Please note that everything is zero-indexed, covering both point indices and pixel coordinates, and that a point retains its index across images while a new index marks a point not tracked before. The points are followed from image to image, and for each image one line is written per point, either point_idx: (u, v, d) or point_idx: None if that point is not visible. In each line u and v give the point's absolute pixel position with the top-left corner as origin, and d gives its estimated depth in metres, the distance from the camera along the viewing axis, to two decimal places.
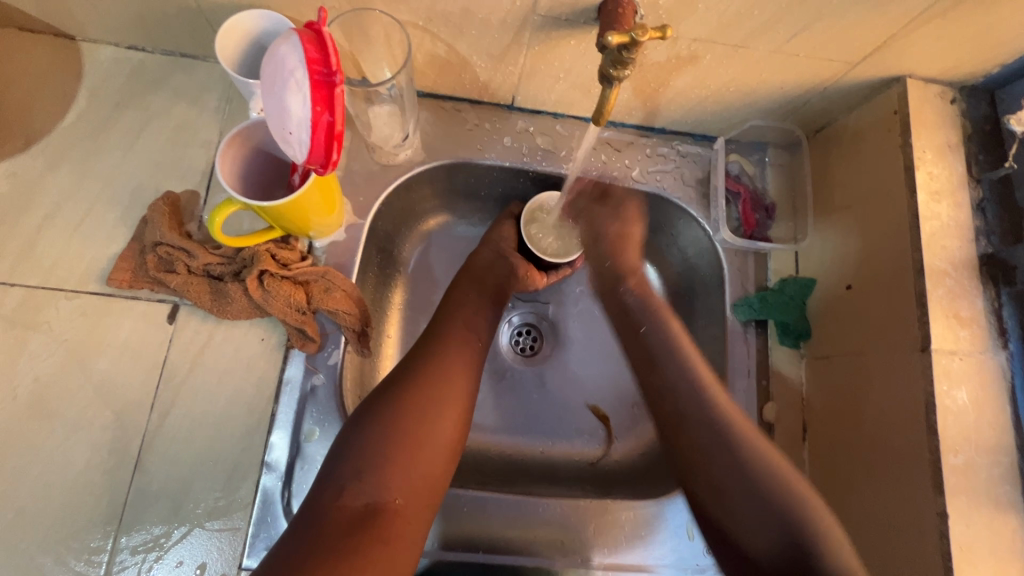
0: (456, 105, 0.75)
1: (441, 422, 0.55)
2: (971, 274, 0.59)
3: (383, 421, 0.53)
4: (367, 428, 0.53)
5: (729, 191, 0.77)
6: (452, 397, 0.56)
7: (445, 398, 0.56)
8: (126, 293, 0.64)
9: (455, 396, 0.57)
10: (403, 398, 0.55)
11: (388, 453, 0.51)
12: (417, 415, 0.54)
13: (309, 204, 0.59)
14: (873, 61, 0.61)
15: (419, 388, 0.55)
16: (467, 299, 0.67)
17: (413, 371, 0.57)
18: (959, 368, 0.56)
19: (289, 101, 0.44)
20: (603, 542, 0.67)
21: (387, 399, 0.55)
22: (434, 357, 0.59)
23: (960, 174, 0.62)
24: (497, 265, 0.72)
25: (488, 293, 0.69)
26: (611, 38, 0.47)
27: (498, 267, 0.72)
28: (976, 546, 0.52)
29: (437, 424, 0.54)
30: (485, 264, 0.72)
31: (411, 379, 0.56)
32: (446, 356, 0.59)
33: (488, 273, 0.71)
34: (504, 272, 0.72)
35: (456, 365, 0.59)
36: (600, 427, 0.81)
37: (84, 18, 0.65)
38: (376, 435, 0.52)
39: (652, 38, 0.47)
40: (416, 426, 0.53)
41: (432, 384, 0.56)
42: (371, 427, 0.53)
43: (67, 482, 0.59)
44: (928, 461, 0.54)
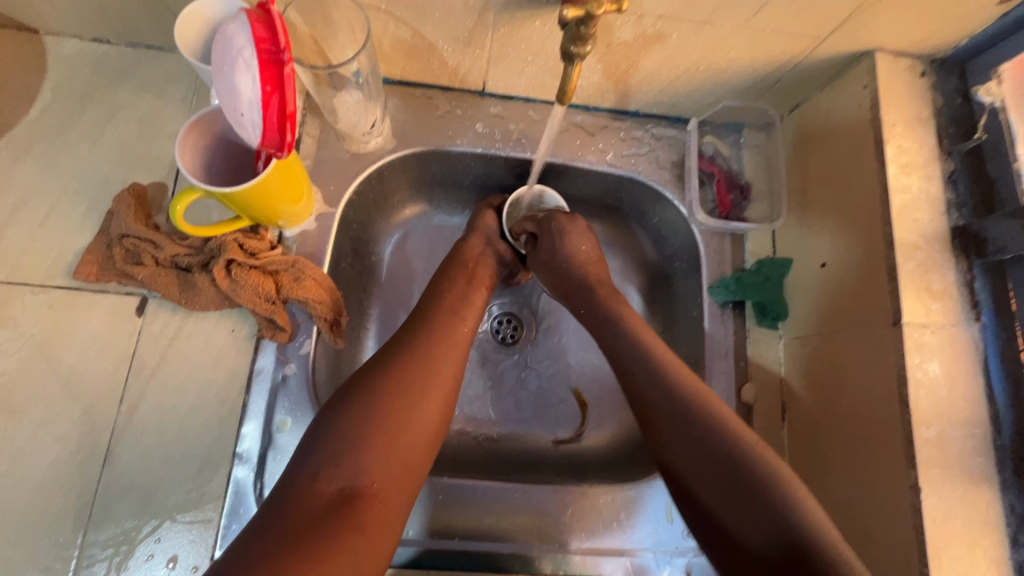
0: (427, 93, 0.75)
1: (425, 409, 0.53)
2: (942, 247, 0.59)
3: (363, 405, 0.51)
4: (348, 412, 0.51)
5: (703, 172, 0.77)
6: (438, 384, 0.55)
7: (430, 384, 0.55)
8: (94, 286, 0.64)
9: (439, 382, 0.55)
10: (387, 383, 0.53)
11: (368, 437, 0.50)
12: (401, 401, 0.52)
13: (274, 192, 0.59)
14: (841, 36, 0.61)
15: (404, 374, 0.54)
16: (455, 287, 0.66)
17: (397, 357, 0.56)
18: (931, 341, 0.55)
19: (238, 81, 0.43)
20: (581, 526, 0.66)
21: (369, 382, 0.53)
22: (421, 343, 0.58)
23: (930, 148, 0.61)
24: (482, 253, 0.72)
25: (474, 280, 0.68)
26: (566, 11, 0.47)
27: (485, 254, 0.72)
28: (949, 518, 0.52)
29: (422, 411, 0.53)
30: (473, 251, 0.71)
31: (395, 364, 0.55)
32: (432, 343, 0.58)
33: (474, 260, 0.71)
34: (488, 261, 0.72)
35: (443, 353, 0.58)
36: (579, 413, 0.80)
37: (45, 10, 0.64)
38: (356, 419, 0.50)
39: (608, 11, 0.47)
40: (399, 410, 0.52)
41: (417, 369, 0.55)
42: (350, 411, 0.51)
43: (35, 478, 0.58)
44: (900, 434, 0.54)
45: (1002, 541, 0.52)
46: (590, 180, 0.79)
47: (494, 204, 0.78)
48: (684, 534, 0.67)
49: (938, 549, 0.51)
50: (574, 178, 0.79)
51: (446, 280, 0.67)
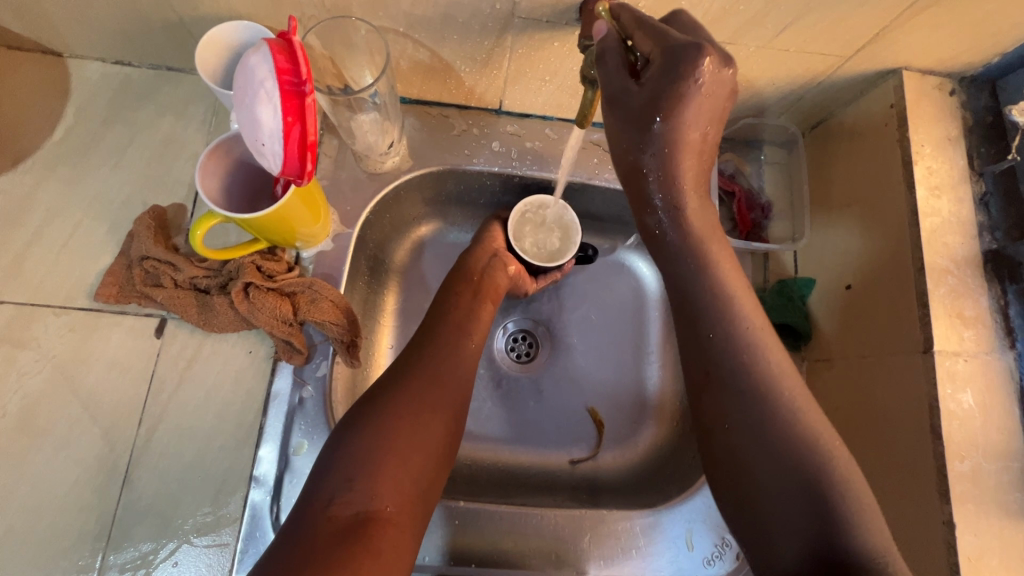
0: (443, 111, 0.75)
1: (435, 426, 0.53)
2: (975, 271, 0.57)
3: (374, 426, 0.51)
4: (359, 434, 0.50)
5: (723, 190, 0.75)
6: (445, 400, 0.55)
7: (440, 401, 0.54)
8: (113, 308, 0.64)
9: (446, 399, 0.55)
10: (397, 404, 0.52)
11: (381, 456, 0.49)
12: (411, 418, 0.52)
13: (292, 216, 0.59)
14: (867, 54, 0.60)
15: (413, 393, 0.53)
16: (462, 300, 0.65)
17: (406, 375, 0.55)
18: (964, 370, 0.54)
19: (259, 112, 0.43)
20: (599, 553, 0.65)
21: (379, 403, 0.53)
22: (428, 360, 0.57)
23: (961, 168, 0.60)
24: (487, 264, 0.70)
25: (479, 293, 0.67)
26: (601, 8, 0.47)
27: (490, 267, 0.70)
28: (986, 556, 0.50)
29: (432, 429, 0.53)
30: (478, 263, 0.69)
31: (402, 383, 0.54)
32: (439, 359, 0.58)
33: (479, 273, 0.69)
34: (495, 271, 0.70)
35: (449, 368, 0.57)
36: (595, 433, 0.79)
37: (69, 35, 0.65)
38: (368, 439, 0.50)
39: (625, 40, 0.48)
40: (409, 430, 0.51)
41: (425, 387, 0.54)
42: (363, 432, 0.50)
43: (55, 501, 0.59)
44: (932, 467, 0.52)
45: None
46: (607, 198, 0.78)
47: (503, 217, 0.77)
48: (705, 562, 0.65)
49: None
50: (591, 196, 0.79)
51: (456, 293, 0.66)
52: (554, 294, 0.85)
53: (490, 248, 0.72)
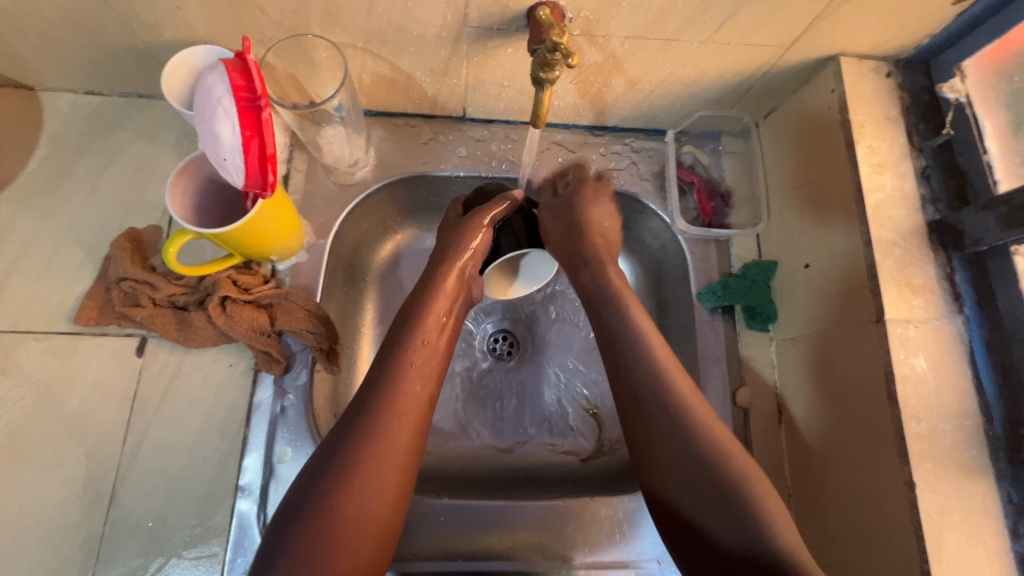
0: (409, 121, 0.77)
1: (379, 495, 0.49)
2: (920, 242, 0.59)
3: (317, 510, 0.47)
4: (300, 527, 0.46)
5: (683, 181, 0.78)
6: (391, 479, 0.50)
7: (389, 460, 0.50)
8: (93, 330, 0.65)
9: (395, 463, 0.51)
10: (338, 492, 0.48)
11: (329, 542, 0.46)
12: (352, 509, 0.47)
13: (263, 229, 0.61)
14: (803, 43, 0.63)
15: (358, 458, 0.49)
16: (421, 341, 0.58)
17: (344, 448, 0.50)
18: (915, 336, 0.56)
19: (219, 129, 0.45)
20: (584, 540, 0.66)
21: (317, 492, 0.47)
22: (371, 427, 0.51)
23: (901, 145, 0.63)
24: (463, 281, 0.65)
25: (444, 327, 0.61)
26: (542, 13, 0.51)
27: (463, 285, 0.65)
28: (947, 513, 0.52)
29: (375, 514, 0.48)
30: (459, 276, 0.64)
31: (341, 467, 0.49)
32: (383, 424, 0.51)
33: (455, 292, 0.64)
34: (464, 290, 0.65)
35: (399, 430, 0.52)
36: (586, 423, 0.82)
37: (39, 68, 0.67)
38: (310, 527, 0.46)
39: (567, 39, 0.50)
40: (349, 521, 0.47)
41: (371, 466, 0.49)
42: (307, 519, 0.46)
43: (41, 523, 0.59)
44: (891, 429, 0.54)
45: (1004, 535, 0.52)
46: None
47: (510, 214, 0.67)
48: None
49: (936, 546, 0.51)
50: None
51: (404, 332, 0.59)
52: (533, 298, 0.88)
53: (455, 267, 0.63)
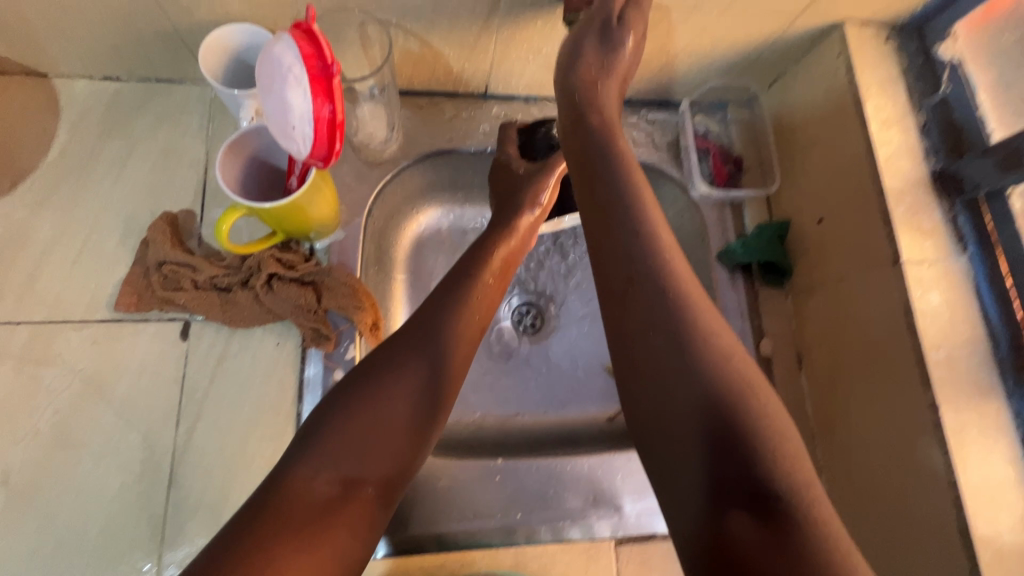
0: (432, 100, 0.79)
1: (414, 400, 0.51)
2: (925, 190, 0.65)
3: (359, 401, 0.50)
4: (346, 416, 0.49)
5: (699, 148, 0.81)
6: (435, 396, 0.53)
7: (428, 369, 0.53)
8: (134, 316, 0.65)
9: (431, 372, 0.53)
10: (386, 394, 0.51)
11: (366, 434, 0.49)
12: (390, 407, 0.50)
13: (310, 204, 0.62)
14: (811, 11, 0.67)
15: (402, 361, 0.53)
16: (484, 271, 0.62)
17: (398, 357, 0.53)
18: (928, 274, 0.62)
19: (290, 97, 0.46)
20: (631, 489, 0.70)
21: (364, 388, 0.51)
22: (428, 342, 0.54)
23: (903, 104, 0.68)
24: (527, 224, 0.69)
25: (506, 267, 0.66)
26: None
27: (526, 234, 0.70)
28: (967, 429, 0.58)
29: (416, 424, 0.51)
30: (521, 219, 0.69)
31: (387, 367, 0.52)
32: (438, 342, 0.55)
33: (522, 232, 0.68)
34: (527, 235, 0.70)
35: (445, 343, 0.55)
36: (616, 387, 0.86)
37: (57, 52, 0.66)
38: (348, 415, 0.49)
39: None
40: (392, 422, 0.50)
41: (413, 372, 0.52)
42: (348, 407, 0.50)
43: (100, 509, 0.59)
44: (914, 359, 0.60)
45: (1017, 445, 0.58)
46: None
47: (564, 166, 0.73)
48: None
49: (961, 457, 0.56)
50: None
51: (471, 264, 0.63)
52: (543, 267, 0.91)
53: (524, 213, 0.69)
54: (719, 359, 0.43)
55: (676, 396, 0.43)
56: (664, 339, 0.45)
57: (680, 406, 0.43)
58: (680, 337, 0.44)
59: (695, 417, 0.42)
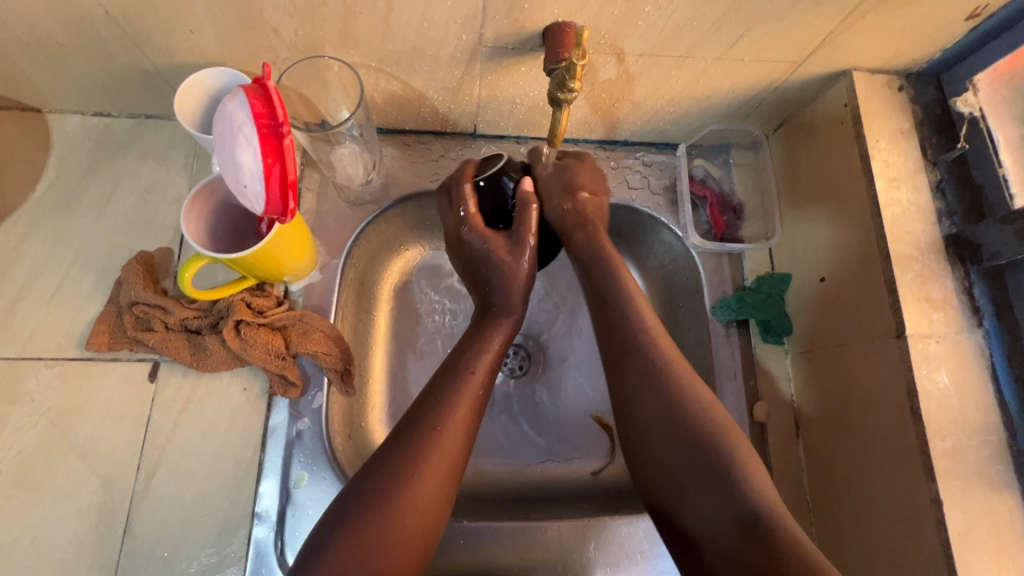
0: (419, 139, 0.77)
1: (426, 503, 0.50)
2: (937, 256, 0.60)
3: (373, 508, 0.48)
4: (349, 535, 0.47)
5: (695, 195, 0.78)
6: (437, 500, 0.50)
7: (438, 468, 0.51)
8: (105, 356, 0.64)
9: (441, 471, 0.51)
10: (387, 505, 0.48)
11: (379, 543, 0.47)
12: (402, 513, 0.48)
13: (279, 251, 0.60)
14: (816, 59, 0.63)
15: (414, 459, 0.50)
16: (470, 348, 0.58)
17: (403, 455, 0.51)
18: (937, 351, 0.56)
19: (240, 156, 0.45)
20: (605, 561, 0.67)
21: (365, 502, 0.48)
22: (429, 445, 0.51)
23: (915, 159, 0.63)
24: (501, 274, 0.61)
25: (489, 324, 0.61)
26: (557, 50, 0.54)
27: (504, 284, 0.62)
28: (974, 530, 0.52)
29: (418, 532, 0.49)
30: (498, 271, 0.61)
31: (396, 469, 0.50)
32: (444, 437, 0.52)
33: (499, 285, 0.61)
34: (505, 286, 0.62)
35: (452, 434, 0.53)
36: (604, 438, 0.80)
37: (47, 90, 0.66)
38: (361, 523, 0.47)
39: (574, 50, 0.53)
40: (399, 532, 0.48)
41: (422, 475, 0.50)
42: (360, 514, 0.48)
43: (55, 555, 0.58)
44: (916, 447, 0.54)
45: None
46: None
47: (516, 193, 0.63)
48: None
49: (965, 563, 0.51)
50: None
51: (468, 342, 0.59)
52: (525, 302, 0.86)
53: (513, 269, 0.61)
54: (705, 422, 0.52)
55: (670, 446, 0.52)
56: (656, 407, 0.53)
57: (668, 454, 0.52)
58: (668, 398, 0.53)
59: (685, 458, 0.51)
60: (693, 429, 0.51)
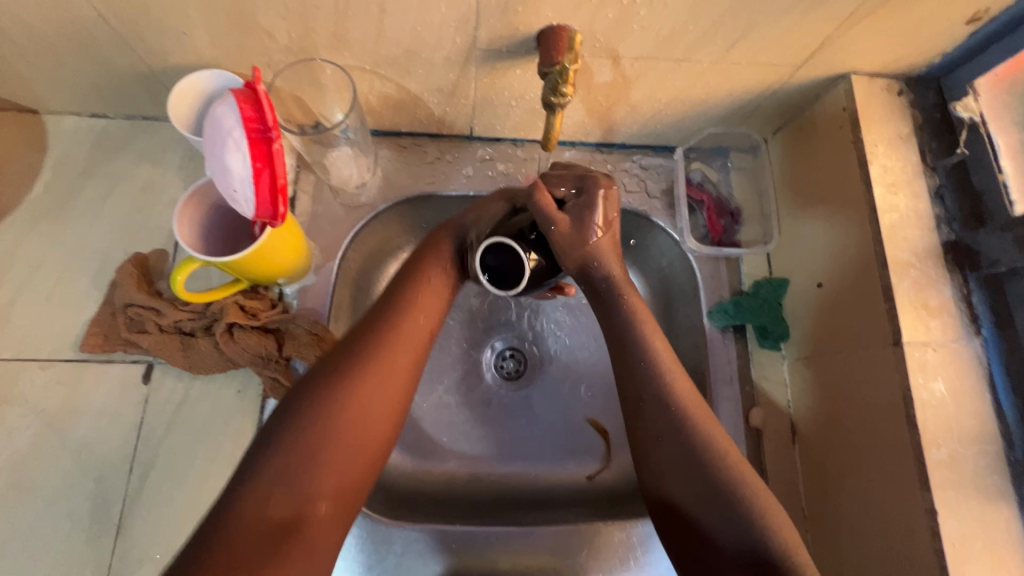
0: (415, 141, 0.77)
1: (373, 409, 0.49)
2: (936, 263, 0.59)
3: (316, 407, 0.47)
4: (295, 440, 0.45)
5: (692, 199, 0.77)
6: (386, 415, 0.50)
7: (385, 380, 0.50)
8: (99, 357, 0.65)
9: (391, 380, 0.50)
10: (336, 412, 0.47)
11: (324, 451, 0.46)
12: (349, 421, 0.47)
13: (273, 254, 0.60)
14: (814, 62, 0.62)
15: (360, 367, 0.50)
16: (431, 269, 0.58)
17: (348, 365, 0.50)
18: (933, 360, 0.56)
19: (229, 161, 0.45)
20: (598, 567, 0.67)
21: (315, 400, 0.47)
22: (376, 355, 0.51)
23: (914, 164, 0.62)
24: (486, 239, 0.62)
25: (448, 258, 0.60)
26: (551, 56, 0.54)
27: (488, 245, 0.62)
28: (969, 541, 0.51)
29: (367, 441, 0.48)
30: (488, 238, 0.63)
31: (341, 376, 0.49)
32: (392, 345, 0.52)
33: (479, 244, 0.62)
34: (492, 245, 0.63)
35: (399, 345, 0.52)
36: (599, 442, 0.80)
37: (43, 92, 0.67)
38: (304, 427, 0.46)
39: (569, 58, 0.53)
40: (345, 443, 0.47)
41: (368, 383, 0.49)
42: (304, 415, 0.47)
43: (47, 556, 0.59)
44: (911, 456, 0.54)
45: None
46: None
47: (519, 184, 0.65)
48: None
49: None
50: None
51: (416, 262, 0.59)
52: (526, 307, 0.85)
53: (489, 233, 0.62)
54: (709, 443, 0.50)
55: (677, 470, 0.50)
56: (660, 423, 0.52)
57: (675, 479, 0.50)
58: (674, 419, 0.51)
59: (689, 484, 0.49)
60: (712, 470, 0.48)
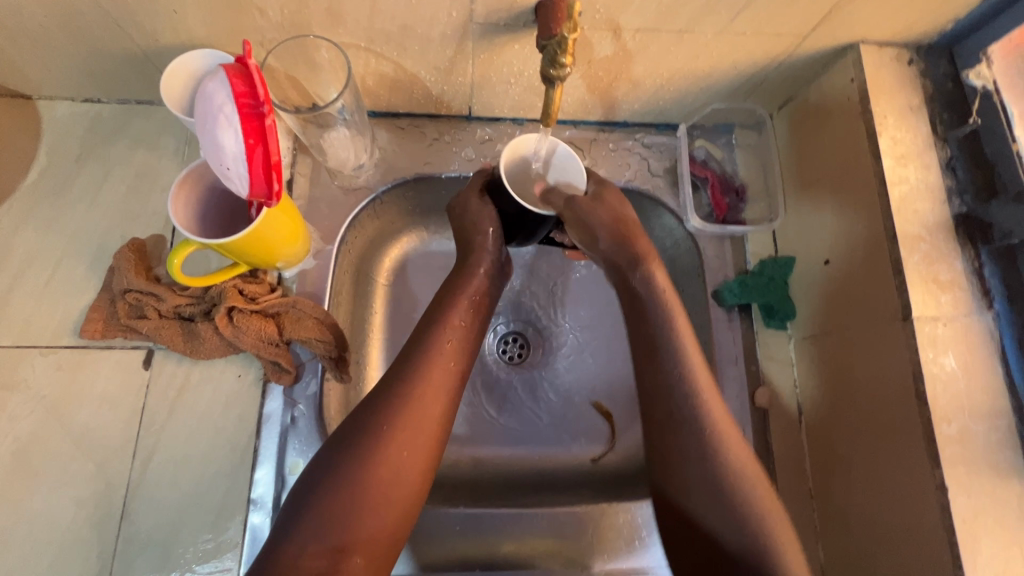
0: (413, 121, 0.76)
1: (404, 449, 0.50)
2: (946, 236, 0.57)
3: (354, 450, 0.49)
4: (322, 495, 0.47)
5: (696, 176, 0.76)
6: (420, 451, 0.51)
7: (418, 417, 0.51)
8: (99, 343, 0.64)
9: (425, 420, 0.51)
10: (373, 451, 0.49)
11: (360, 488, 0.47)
12: (385, 459, 0.49)
13: (271, 235, 0.59)
14: (821, 32, 0.60)
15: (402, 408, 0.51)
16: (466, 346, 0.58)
17: (383, 409, 0.51)
18: (944, 334, 0.55)
19: (221, 137, 0.44)
20: (602, 548, 0.66)
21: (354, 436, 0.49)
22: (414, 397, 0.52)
23: (925, 136, 0.60)
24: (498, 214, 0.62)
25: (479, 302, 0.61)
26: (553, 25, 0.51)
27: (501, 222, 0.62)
28: (981, 517, 0.51)
29: (405, 477, 0.49)
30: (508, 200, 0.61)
31: (378, 417, 0.51)
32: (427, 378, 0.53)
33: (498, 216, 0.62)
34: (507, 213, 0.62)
35: (431, 386, 0.53)
36: (603, 424, 0.79)
37: (35, 75, 0.66)
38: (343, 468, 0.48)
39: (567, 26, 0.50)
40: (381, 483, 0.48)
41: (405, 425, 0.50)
42: (345, 460, 0.48)
43: (53, 540, 0.59)
44: (921, 433, 0.53)
45: None
46: None
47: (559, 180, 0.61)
48: None
49: (971, 551, 0.50)
50: None
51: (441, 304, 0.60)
52: (525, 292, 0.84)
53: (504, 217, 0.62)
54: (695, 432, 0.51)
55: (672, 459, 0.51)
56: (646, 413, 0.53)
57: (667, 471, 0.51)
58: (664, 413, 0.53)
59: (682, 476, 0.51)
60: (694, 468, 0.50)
